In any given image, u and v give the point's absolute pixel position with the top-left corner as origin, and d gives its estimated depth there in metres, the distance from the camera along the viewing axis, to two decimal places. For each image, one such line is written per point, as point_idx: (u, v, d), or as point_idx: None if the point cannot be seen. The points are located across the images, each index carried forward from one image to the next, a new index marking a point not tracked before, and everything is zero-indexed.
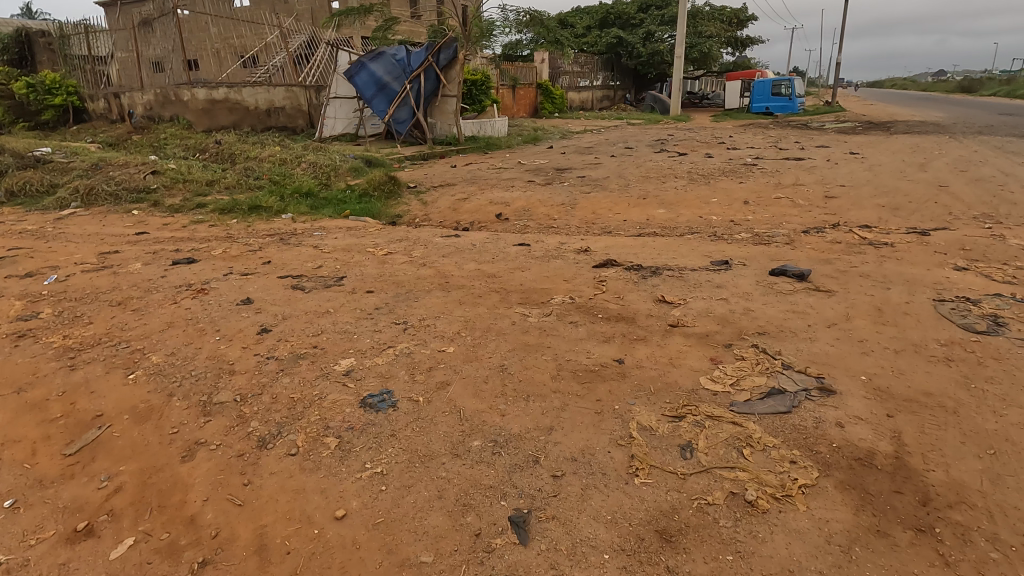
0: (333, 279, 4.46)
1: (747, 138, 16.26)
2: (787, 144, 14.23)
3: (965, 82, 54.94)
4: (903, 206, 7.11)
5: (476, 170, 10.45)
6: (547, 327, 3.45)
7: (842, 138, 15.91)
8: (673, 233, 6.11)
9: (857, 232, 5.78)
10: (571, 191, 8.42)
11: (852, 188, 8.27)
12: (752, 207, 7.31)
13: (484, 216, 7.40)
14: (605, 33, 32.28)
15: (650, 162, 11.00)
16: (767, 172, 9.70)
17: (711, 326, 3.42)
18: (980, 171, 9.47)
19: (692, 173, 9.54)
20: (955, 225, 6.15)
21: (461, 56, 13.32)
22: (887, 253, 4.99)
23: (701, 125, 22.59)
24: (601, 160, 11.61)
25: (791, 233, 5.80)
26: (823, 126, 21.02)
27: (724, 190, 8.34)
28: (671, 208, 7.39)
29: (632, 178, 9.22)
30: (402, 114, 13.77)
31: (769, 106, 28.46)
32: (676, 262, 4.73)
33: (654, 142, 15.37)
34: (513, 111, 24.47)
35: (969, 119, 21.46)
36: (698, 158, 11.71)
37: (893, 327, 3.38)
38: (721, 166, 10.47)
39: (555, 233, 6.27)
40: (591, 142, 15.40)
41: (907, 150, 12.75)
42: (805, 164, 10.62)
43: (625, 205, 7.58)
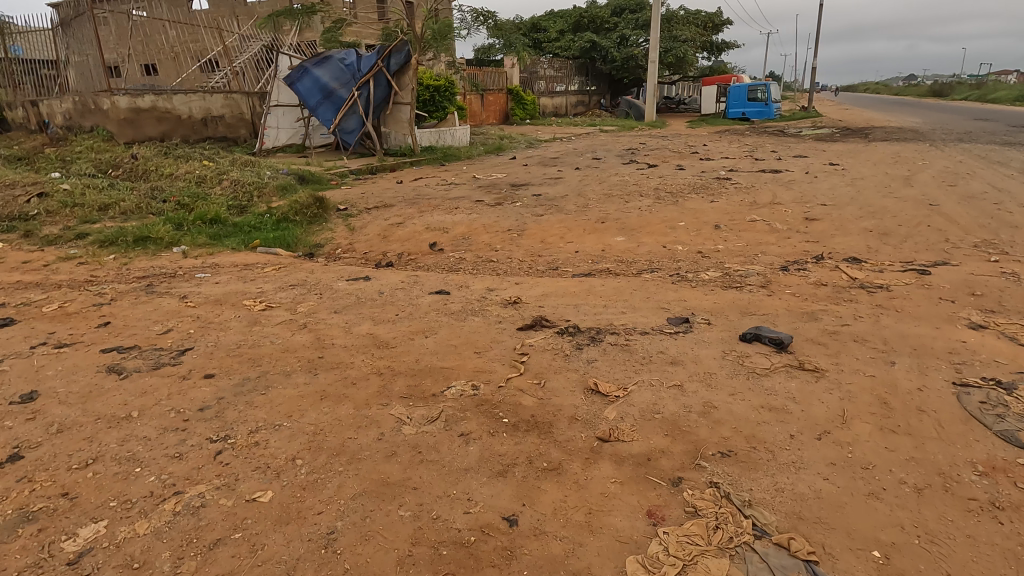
0: (171, 353, 3.37)
1: (722, 147, 15.51)
2: (763, 154, 13.49)
3: (937, 87, 55.57)
4: (892, 231, 6.27)
5: (424, 186, 9.46)
6: (424, 448, 2.42)
7: (820, 146, 15.26)
8: (629, 271, 5.16)
9: (844, 269, 4.87)
10: (523, 213, 7.47)
11: (835, 207, 7.44)
12: (723, 233, 6.41)
13: (417, 246, 6.41)
14: (578, 37, 31.53)
15: (615, 176, 10.09)
16: (741, 188, 8.87)
17: (656, 440, 2.43)
18: (969, 185, 8.75)
19: (658, 190, 8.64)
20: (953, 257, 5.32)
21: (413, 60, 12.29)
22: (882, 301, 4.08)
23: (677, 132, 21.87)
24: (564, 174, 10.72)
25: (766, 271, 4.88)
26: (799, 133, 20.43)
27: (693, 210, 7.44)
28: (632, 234, 6.45)
29: (592, 196, 8.30)
30: (350, 122, 12.65)
31: (746, 111, 27.94)
32: (623, 321, 3.73)
33: (624, 152, 14.53)
34: (481, 119, 23.57)
35: (947, 125, 21.06)
36: (668, 171, 10.84)
37: (908, 439, 2.43)
38: (692, 180, 9.59)
39: (491, 271, 5.29)
40: (558, 153, 14.51)
41: (888, 160, 12.09)
42: (782, 178, 9.82)
43: (581, 231, 6.63)
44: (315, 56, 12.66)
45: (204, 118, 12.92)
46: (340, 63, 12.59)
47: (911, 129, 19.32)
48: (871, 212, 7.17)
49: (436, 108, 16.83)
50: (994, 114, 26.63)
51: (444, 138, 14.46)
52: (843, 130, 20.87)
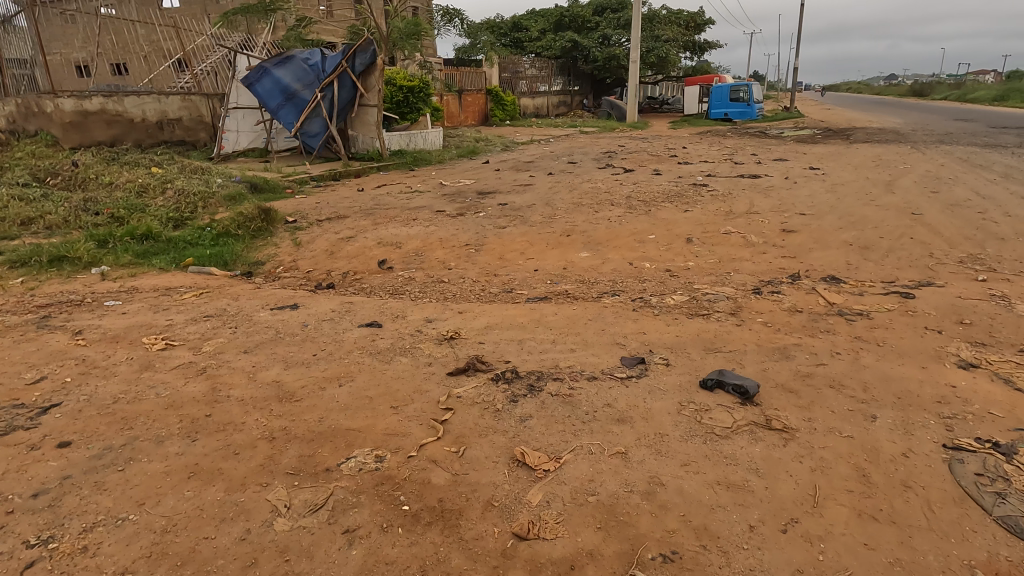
0: (30, 413, 2.83)
1: (702, 150, 15.17)
2: (743, 157, 13.16)
3: (918, 87, 56.09)
4: (873, 245, 5.89)
5: (386, 194, 8.96)
6: (295, 554, 1.93)
7: (801, 148, 14.98)
8: (588, 294, 4.71)
9: (821, 291, 4.46)
10: (485, 225, 7.00)
11: (813, 217, 7.06)
12: (695, 248, 5.99)
13: (366, 263, 5.91)
14: (559, 37, 31.12)
15: (588, 182, 9.66)
16: (717, 196, 8.48)
17: (585, 539, 1.97)
18: (952, 191, 8.45)
19: (630, 198, 8.22)
20: (937, 275, 4.94)
21: (378, 61, 11.74)
22: (862, 332, 3.66)
23: (658, 133, 21.53)
24: (535, 180, 10.28)
25: (737, 295, 4.45)
26: (781, 135, 20.20)
27: (665, 221, 7.02)
28: (598, 249, 6.01)
29: (560, 205, 7.86)
30: (314, 126, 12.09)
31: (728, 112, 27.70)
32: (570, 362, 3.27)
33: (601, 155, 14.11)
34: (459, 120, 23.05)
35: (928, 126, 20.94)
36: (643, 176, 10.43)
37: (892, 532, 1.99)
38: (667, 187, 9.19)
39: (438, 295, 4.81)
40: (533, 157, 14.06)
41: (868, 163, 11.81)
42: (760, 184, 9.45)
43: (544, 246, 6.18)
44: (276, 56, 12.09)
45: (159, 121, 12.27)
46: (303, 63, 12.01)
47: (891, 130, 19.16)
48: (851, 222, 6.80)
49: (409, 110, 16.33)
50: (974, 114, 26.67)
51: (415, 141, 13.97)
52: (825, 131, 20.68)
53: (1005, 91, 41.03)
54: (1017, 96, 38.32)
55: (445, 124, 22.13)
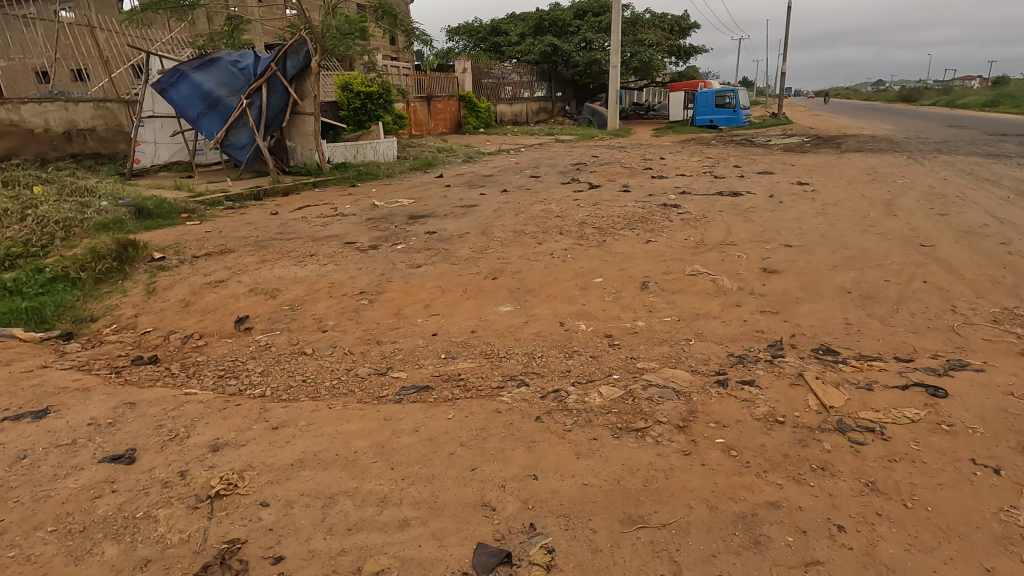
0: None
1: (681, 160, 13.96)
2: (723, 170, 11.92)
3: (906, 93, 55.57)
4: (878, 293, 4.61)
5: (301, 219, 7.61)
6: None
7: (788, 159, 13.81)
8: (487, 382, 3.37)
9: (810, 380, 3.13)
10: (398, 263, 5.65)
11: (801, 250, 5.77)
12: (649, 297, 4.67)
13: (222, 321, 4.54)
14: (539, 41, 29.96)
15: (542, 202, 8.35)
16: (688, 220, 7.19)
17: None
18: (962, 214, 7.21)
19: (584, 223, 6.91)
20: (968, 348, 3.64)
21: (312, 64, 10.43)
22: (877, 476, 2.34)
23: (639, 142, 20.36)
24: (484, 199, 8.97)
25: (691, 389, 3.12)
26: (768, 143, 19.05)
27: (618, 258, 5.70)
28: (524, 300, 4.66)
29: (498, 234, 6.54)
30: (240, 137, 10.69)
31: (713, 118, 26.61)
32: (385, 562, 1.91)
33: (570, 167, 12.84)
34: (428, 129, 21.83)
35: (923, 134, 19.86)
36: (608, 194, 9.14)
37: None
38: (632, 208, 7.91)
39: (279, 383, 3.46)
40: (494, 170, 12.75)
41: (861, 177, 10.60)
42: (740, 204, 8.19)
43: (459, 294, 4.85)
44: (197, 59, 10.71)
45: (67, 132, 10.88)
46: (229, 68, 10.70)
47: (883, 138, 18.03)
48: (847, 257, 5.51)
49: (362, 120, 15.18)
50: (966, 121, 25.75)
51: (364, 153, 12.66)
52: (815, 139, 19.52)
53: (995, 97, 40.42)
54: (1008, 101, 37.60)
55: (412, 133, 20.85)
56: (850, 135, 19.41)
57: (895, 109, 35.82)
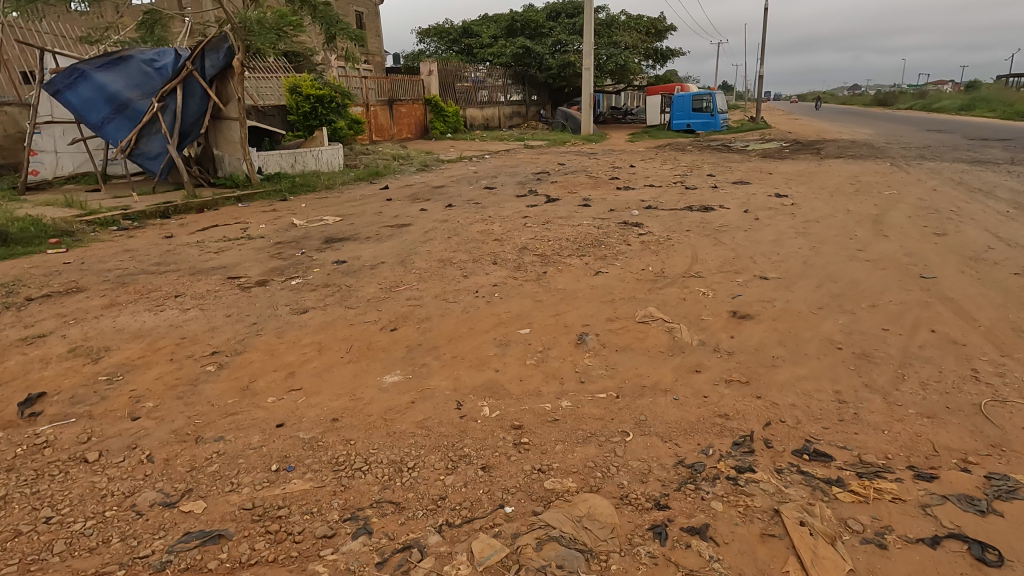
0: None
1: (652, 168, 13.00)
2: (696, 179, 10.97)
3: (882, 97, 55.79)
4: (875, 350, 3.60)
5: (195, 244, 6.43)
6: None
7: (765, 166, 12.94)
8: (314, 524, 2.25)
9: (792, 526, 2.07)
10: (281, 307, 4.51)
11: (777, 285, 4.75)
12: (583, 359, 3.59)
13: (5, 400, 3.34)
14: (511, 43, 28.99)
15: (485, 220, 7.25)
16: (648, 243, 6.15)
17: None
18: (962, 234, 6.29)
19: (526, 248, 5.83)
20: (1007, 446, 2.63)
21: (233, 63, 9.32)
22: None
23: (613, 148, 19.45)
24: (423, 215, 7.87)
25: (611, 546, 2.05)
26: (746, 148, 18.26)
27: (557, 297, 4.62)
28: (420, 366, 3.55)
29: (420, 264, 5.44)
30: (152, 145, 9.45)
31: (690, 122, 25.86)
32: None
33: (532, 176, 11.80)
34: (392, 133, 20.71)
35: (903, 138, 19.25)
36: (564, 210, 8.10)
37: None
38: (586, 227, 6.87)
39: (3, 528, 2.29)
40: (447, 180, 11.66)
41: (842, 187, 9.72)
42: (710, 222, 7.20)
43: (339, 356, 3.72)
44: (101, 56, 9.46)
45: None
46: (141, 67, 9.50)
47: (864, 143, 17.31)
48: (834, 295, 4.51)
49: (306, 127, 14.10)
50: (947, 124, 25.27)
51: (303, 161, 11.49)
52: (794, 143, 18.77)
53: (970, 100, 40.49)
54: (983, 105, 37.58)
55: (373, 138, 19.70)
56: (829, 140, 18.70)
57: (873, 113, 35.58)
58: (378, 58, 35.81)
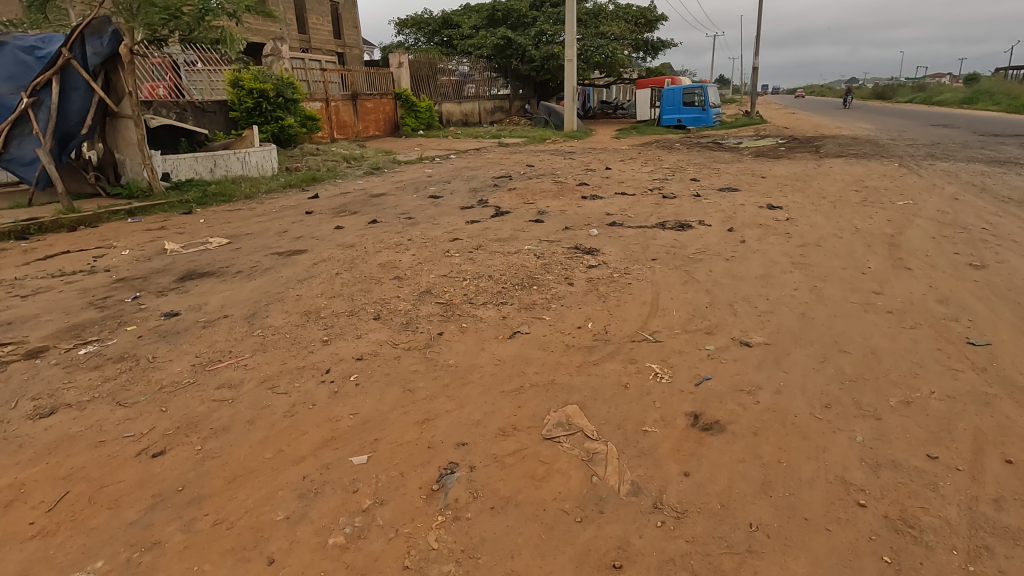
0: None
1: (630, 170, 11.54)
2: (677, 185, 9.51)
3: (880, 91, 54.47)
4: (922, 515, 2.14)
5: (9, 283, 4.95)
6: None
7: (757, 168, 11.46)
8: None
9: None
10: (23, 403, 3.02)
11: (762, 361, 3.29)
12: (428, 532, 2.12)
13: None
14: (491, 34, 27.38)
15: (400, 245, 5.75)
16: (596, 282, 4.68)
17: None
18: (1008, 264, 4.84)
19: (430, 292, 4.34)
20: None
21: (120, 49, 7.85)
22: None
23: (595, 146, 17.93)
24: (333, 236, 6.39)
25: None
26: (738, 146, 16.78)
27: (440, 384, 3.15)
28: (147, 550, 2.07)
29: (275, 320, 3.95)
30: (26, 148, 7.86)
31: (681, 117, 24.39)
32: None
33: (491, 182, 10.32)
34: (357, 130, 19.17)
35: (909, 134, 17.83)
36: (509, 229, 6.63)
37: None
38: (524, 255, 5.39)
39: None
40: (392, 186, 10.16)
41: (846, 195, 8.26)
42: (684, 247, 5.72)
43: (30, 520, 2.24)
44: None
45: None
46: (18, 54, 7.90)
47: (866, 140, 15.84)
48: (845, 381, 3.05)
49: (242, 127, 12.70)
50: (950, 119, 23.92)
51: (224, 165, 9.99)
52: (791, 140, 17.33)
53: (972, 93, 39.12)
54: (986, 98, 36.13)
55: (334, 136, 18.16)
56: (829, 137, 17.24)
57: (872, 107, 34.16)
58: (355, 51, 34.25)
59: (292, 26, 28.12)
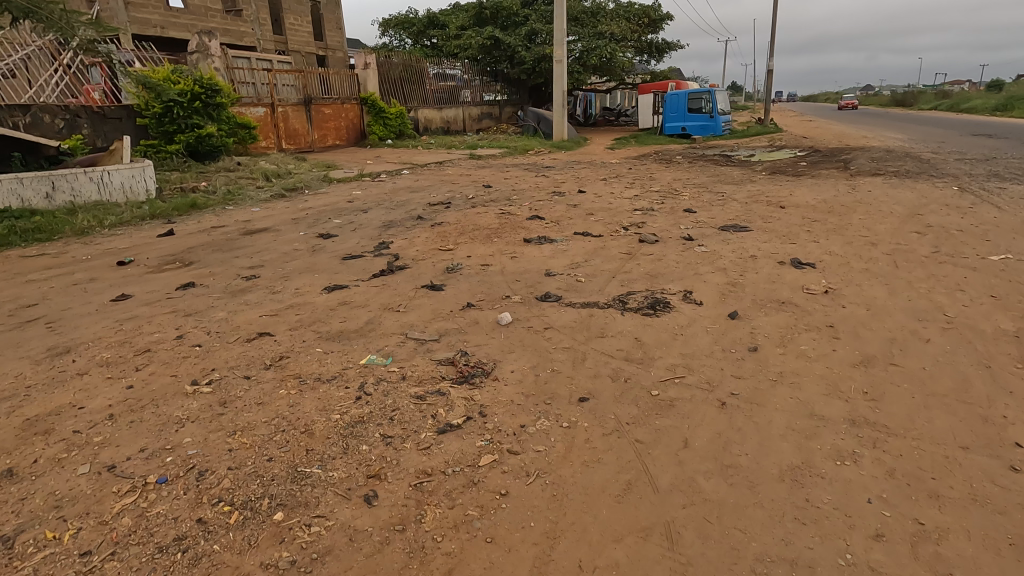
0: None
1: (608, 193, 9.05)
2: (663, 219, 6.99)
3: (901, 97, 51.58)
4: None
5: None
6: None
7: (774, 191, 8.90)
8: None
9: None
10: None
11: None
12: None
13: None
14: (477, 33, 25.09)
15: (146, 352, 3.28)
16: (430, 489, 2.17)
17: None
18: None
19: (6, 549, 1.83)
20: None
21: None
22: None
23: (582, 159, 15.43)
24: (83, 320, 3.95)
25: None
26: (750, 160, 14.25)
27: None
28: None
29: None
30: None
31: (685, 125, 21.82)
32: None
33: (421, 210, 7.87)
34: (312, 140, 16.84)
35: (953, 146, 15.13)
36: (374, 308, 4.16)
37: None
38: (341, 384, 2.92)
39: None
40: (291, 217, 7.76)
41: (905, 241, 5.71)
42: (646, 363, 3.20)
43: None
44: None
45: None
46: None
47: (904, 154, 13.25)
48: None
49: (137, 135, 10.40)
50: (991, 128, 21.20)
51: (69, 188, 7.62)
52: (813, 153, 14.76)
53: (1005, 98, 36.07)
54: (1021, 104, 33.23)
55: (281, 146, 15.87)
56: (858, 150, 14.65)
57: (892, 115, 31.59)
58: (339, 54, 32.11)
59: (265, 27, 25.92)
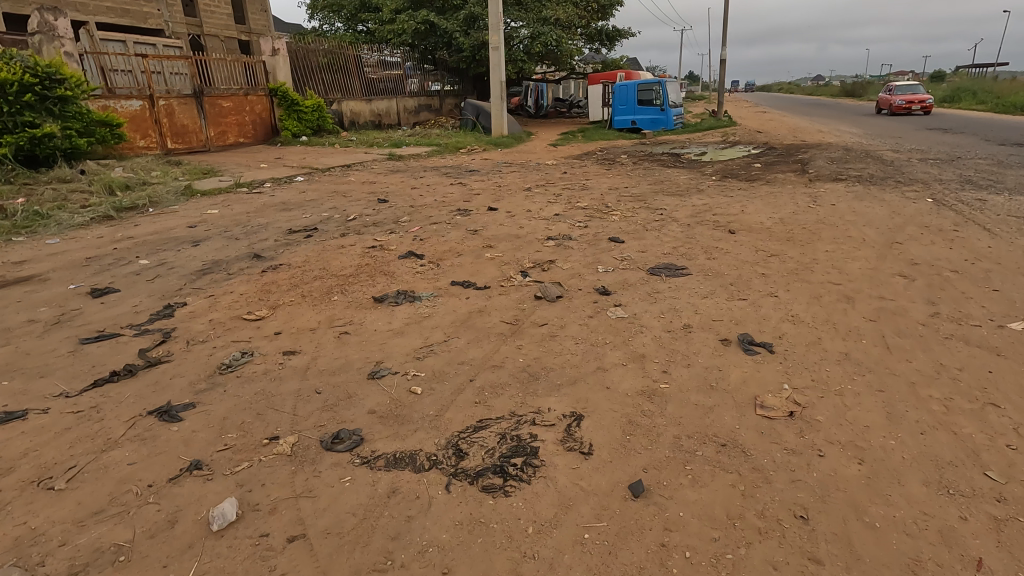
0: None
1: (525, 210, 7.35)
2: (580, 255, 5.33)
3: (850, 87, 51.85)
4: None
5: None
6: None
7: (722, 207, 7.38)
8: None
9: None
10: None
11: None
12: None
13: None
14: (412, 16, 22.53)
15: None
16: None
17: None
18: None
19: None
20: None
21: None
22: None
23: (517, 159, 13.71)
24: None
25: None
26: (700, 160, 12.83)
27: None
28: None
29: None
30: None
31: (635, 119, 20.37)
32: None
33: (272, 242, 5.98)
34: (206, 138, 14.59)
35: (915, 144, 14.07)
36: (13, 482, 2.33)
37: None
38: None
39: None
40: (89, 254, 5.77)
41: (890, 294, 4.21)
42: None
43: None
44: None
45: None
46: None
47: (866, 153, 12.04)
48: None
49: None
50: (947, 121, 20.48)
51: None
52: (770, 151, 13.43)
53: (952, 89, 36.12)
54: (968, 96, 33.15)
55: (165, 146, 13.53)
56: (817, 147, 13.40)
57: (902, 98, 23.39)
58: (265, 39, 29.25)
59: (174, 7, 22.92)
